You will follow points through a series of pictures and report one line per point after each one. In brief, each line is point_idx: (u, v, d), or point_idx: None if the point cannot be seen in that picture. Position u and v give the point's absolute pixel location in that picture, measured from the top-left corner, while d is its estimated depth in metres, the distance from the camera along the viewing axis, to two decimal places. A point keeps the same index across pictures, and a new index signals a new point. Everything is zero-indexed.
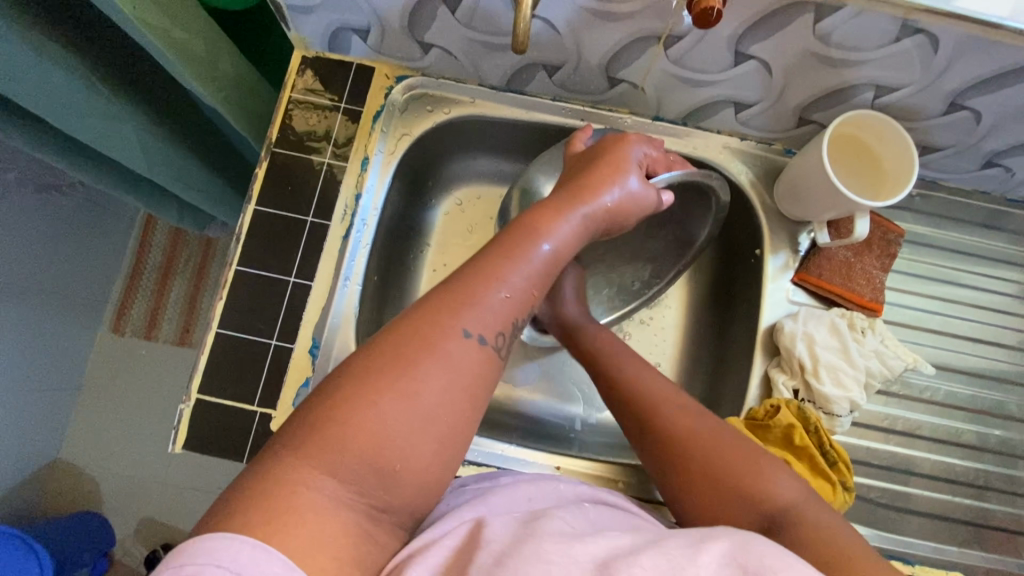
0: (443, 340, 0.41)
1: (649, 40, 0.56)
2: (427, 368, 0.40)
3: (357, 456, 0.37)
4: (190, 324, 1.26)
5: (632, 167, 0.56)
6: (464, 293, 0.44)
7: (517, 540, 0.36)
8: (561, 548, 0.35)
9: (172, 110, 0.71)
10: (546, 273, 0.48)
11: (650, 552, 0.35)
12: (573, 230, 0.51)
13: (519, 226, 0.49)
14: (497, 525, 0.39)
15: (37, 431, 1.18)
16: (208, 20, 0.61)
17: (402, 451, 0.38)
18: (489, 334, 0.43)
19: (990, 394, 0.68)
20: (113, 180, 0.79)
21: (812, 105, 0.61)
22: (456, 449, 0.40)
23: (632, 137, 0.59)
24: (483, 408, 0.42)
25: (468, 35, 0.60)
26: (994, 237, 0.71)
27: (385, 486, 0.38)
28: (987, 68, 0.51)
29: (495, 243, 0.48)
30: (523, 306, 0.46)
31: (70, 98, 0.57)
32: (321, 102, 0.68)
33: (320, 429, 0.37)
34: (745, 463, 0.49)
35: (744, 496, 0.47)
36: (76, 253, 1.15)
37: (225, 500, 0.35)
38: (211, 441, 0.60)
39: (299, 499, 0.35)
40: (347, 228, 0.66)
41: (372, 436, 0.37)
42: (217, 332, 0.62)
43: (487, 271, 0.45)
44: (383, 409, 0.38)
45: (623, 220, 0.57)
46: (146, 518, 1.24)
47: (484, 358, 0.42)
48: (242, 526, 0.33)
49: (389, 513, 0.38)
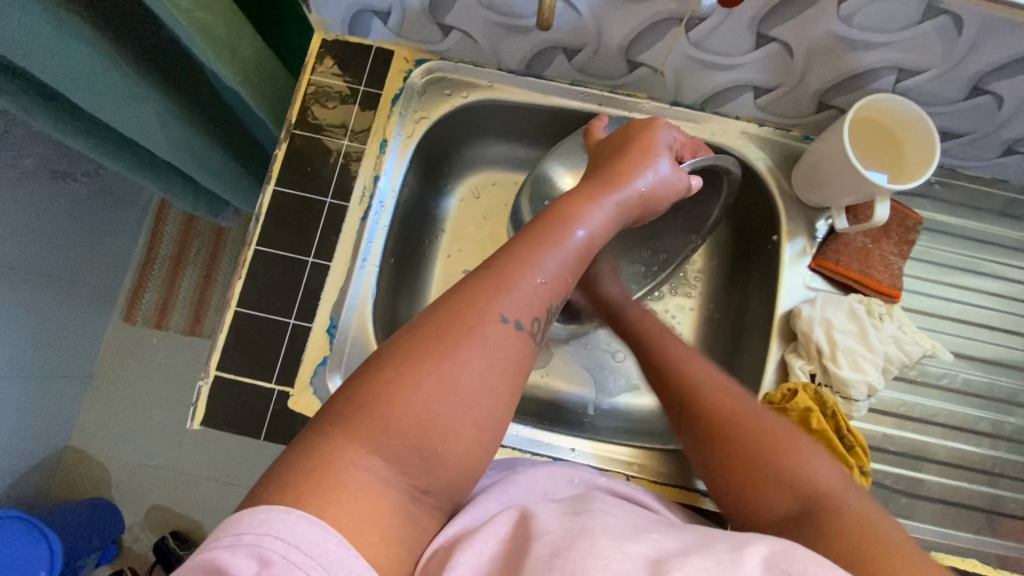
0: (482, 324, 0.42)
1: (671, 22, 0.56)
2: (468, 352, 0.40)
3: (402, 435, 0.37)
4: (201, 312, 1.27)
5: (661, 152, 0.57)
6: (500, 279, 0.44)
7: (570, 535, 0.36)
8: (614, 545, 0.35)
9: (192, 93, 0.71)
10: (579, 260, 0.49)
11: (701, 553, 0.35)
12: (604, 216, 0.52)
13: (554, 213, 0.50)
14: (547, 514, 0.39)
15: (50, 417, 1.19)
16: (233, 6, 0.62)
17: (445, 432, 0.38)
18: (525, 319, 0.44)
19: (1007, 382, 0.67)
20: (130, 163, 0.79)
21: (832, 89, 0.61)
22: (494, 431, 0.41)
23: (662, 122, 0.59)
24: (520, 391, 0.43)
25: (489, 17, 0.61)
26: (1012, 226, 0.70)
27: (427, 468, 0.38)
28: (1012, 51, 0.51)
29: (527, 230, 0.49)
30: (556, 293, 0.47)
31: (96, 77, 0.58)
32: (340, 86, 0.69)
33: (366, 408, 0.37)
34: (777, 440, 0.49)
35: (775, 480, 0.47)
36: (90, 240, 1.15)
37: (268, 476, 0.36)
38: (229, 418, 0.61)
39: (347, 477, 0.35)
40: (365, 210, 0.66)
41: (417, 416, 0.38)
42: (236, 310, 0.63)
43: (523, 258, 0.46)
44: (425, 390, 0.38)
45: (653, 207, 0.58)
46: (155, 505, 1.25)
47: (520, 342, 0.43)
48: (296, 500, 0.33)
49: (429, 495, 0.38)
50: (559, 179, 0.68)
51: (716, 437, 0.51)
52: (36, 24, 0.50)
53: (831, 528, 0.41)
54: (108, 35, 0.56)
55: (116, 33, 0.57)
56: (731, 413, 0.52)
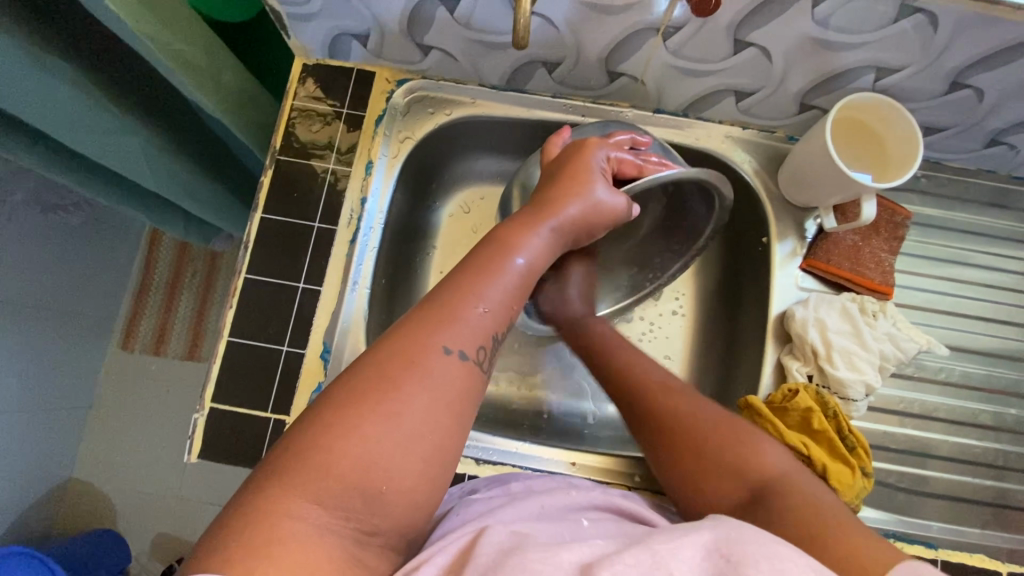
0: (423, 357, 0.40)
1: (648, 32, 0.56)
2: (410, 388, 0.39)
3: (343, 482, 0.36)
4: (198, 338, 1.26)
5: (597, 178, 0.57)
6: (441, 309, 0.43)
7: (503, 553, 0.36)
8: (544, 556, 0.35)
9: (179, 125, 0.71)
10: (522, 287, 0.48)
11: (634, 549, 0.36)
12: (541, 244, 0.52)
13: (491, 243, 0.50)
14: (493, 532, 0.39)
15: (51, 451, 1.19)
16: (209, 33, 0.62)
17: (390, 474, 0.37)
18: (470, 348, 0.42)
19: (1005, 373, 0.67)
20: (118, 196, 0.79)
21: (812, 90, 0.61)
22: (443, 469, 0.39)
23: (595, 141, 0.59)
24: (470, 420, 0.42)
25: (466, 34, 0.61)
26: (1001, 215, 0.70)
27: (373, 510, 0.37)
28: (987, 45, 0.51)
29: (468, 260, 0.49)
30: (502, 319, 0.46)
31: (75, 114, 0.58)
32: (322, 109, 0.69)
33: (303, 455, 0.36)
34: (733, 433, 0.51)
35: (730, 466, 0.49)
36: (83, 272, 1.15)
37: (211, 535, 0.34)
38: (226, 450, 0.60)
39: (282, 530, 0.33)
40: (353, 232, 0.66)
41: (358, 459, 0.36)
42: (228, 340, 0.63)
43: (464, 286, 0.45)
44: (365, 432, 0.37)
45: (591, 228, 0.57)
46: (161, 533, 1.24)
47: (467, 372, 0.42)
48: (227, 562, 0.32)
49: (377, 537, 0.37)
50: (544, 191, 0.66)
51: (678, 436, 0.53)
52: (11, 61, 0.49)
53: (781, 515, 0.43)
54: (84, 70, 0.56)
55: (91, 66, 0.57)
56: (696, 415, 0.53)
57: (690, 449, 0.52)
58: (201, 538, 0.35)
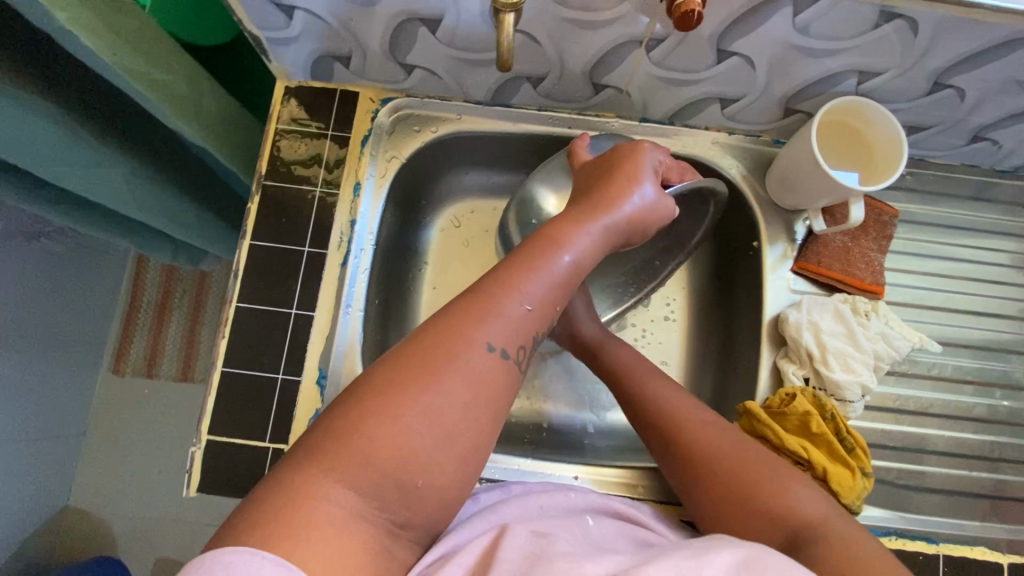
0: (468, 351, 0.40)
1: (632, 45, 0.56)
2: (454, 382, 0.39)
3: (384, 473, 0.36)
4: (190, 360, 1.25)
5: (648, 176, 0.56)
6: (486, 303, 0.43)
7: (530, 561, 0.37)
8: (571, 566, 0.36)
9: (163, 152, 0.70)
10: (566, 285, 0.47)
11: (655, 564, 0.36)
12: (592, 240, 0.50)
13: (540, 236, 0.49)
14: (515, 537, 0.40)
15: (44, 482, 1.17)
16: (191, 62, 0.62)
17: (428, 469, 0.37)
18: (510, 346, 0.42)
19: (997, 365, 0.68)
20: (102, 226, 0.78)
21: (797, 95, 0.61)
22: (477, 461, 0.40)
23: (649, 144, 0.58)
24: (504, 420, 0.42)
25: (450, 53, 0.60)
26: (986, 209, 0.71)
27: (406, 501, 0.37)
28: (968, 46, 0.51)
29: (514, 253, 0.48)
30: (544, 317, 0.45)
31: (55, 148, 0.57)
32: (307, 131, 0.68)
33: (349, 440, 0.36)
34: (757, 474, 0.50)
35: (758, 509, 0.49)
36: (70, 300, 1.13)
37: (238, 514, 0.34)
38: (225, 482, 0.60)
39: (318, 513, 0.34)
40: (344, 256, 0.66)
41: (401, 450, 0.37)
42: (222, 370, 0.62)
43: (506, 280, 0.45)
44: (408, 423, 0.37)
45: (640, 229, 0.56)
46: (161, 559, 1.22)
47: (505, 371, 0.42)
48: (264, 541, 0.32)
49: (408, 530, 0.38)
50: (543, 202, 0.65)
51: (704, 473, 0.53)
52: None
53: (820, 558, 0.43)
54: (65, 106, 0.55)
55: (73, 102, 0.56)
56: (724, 451, 0.53)
57: (717, 487, 0.52)
58: (229, 515, 0.34)
